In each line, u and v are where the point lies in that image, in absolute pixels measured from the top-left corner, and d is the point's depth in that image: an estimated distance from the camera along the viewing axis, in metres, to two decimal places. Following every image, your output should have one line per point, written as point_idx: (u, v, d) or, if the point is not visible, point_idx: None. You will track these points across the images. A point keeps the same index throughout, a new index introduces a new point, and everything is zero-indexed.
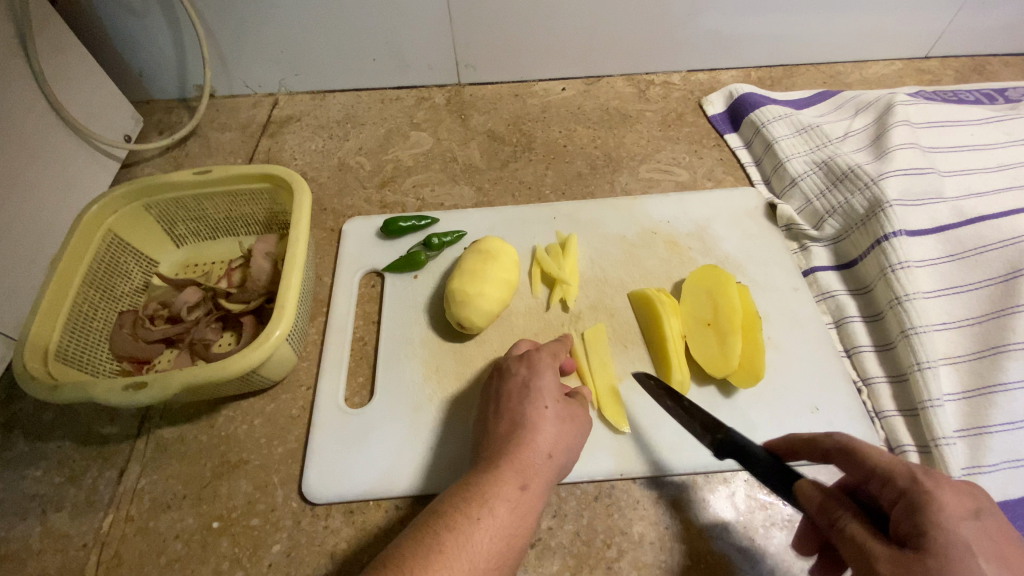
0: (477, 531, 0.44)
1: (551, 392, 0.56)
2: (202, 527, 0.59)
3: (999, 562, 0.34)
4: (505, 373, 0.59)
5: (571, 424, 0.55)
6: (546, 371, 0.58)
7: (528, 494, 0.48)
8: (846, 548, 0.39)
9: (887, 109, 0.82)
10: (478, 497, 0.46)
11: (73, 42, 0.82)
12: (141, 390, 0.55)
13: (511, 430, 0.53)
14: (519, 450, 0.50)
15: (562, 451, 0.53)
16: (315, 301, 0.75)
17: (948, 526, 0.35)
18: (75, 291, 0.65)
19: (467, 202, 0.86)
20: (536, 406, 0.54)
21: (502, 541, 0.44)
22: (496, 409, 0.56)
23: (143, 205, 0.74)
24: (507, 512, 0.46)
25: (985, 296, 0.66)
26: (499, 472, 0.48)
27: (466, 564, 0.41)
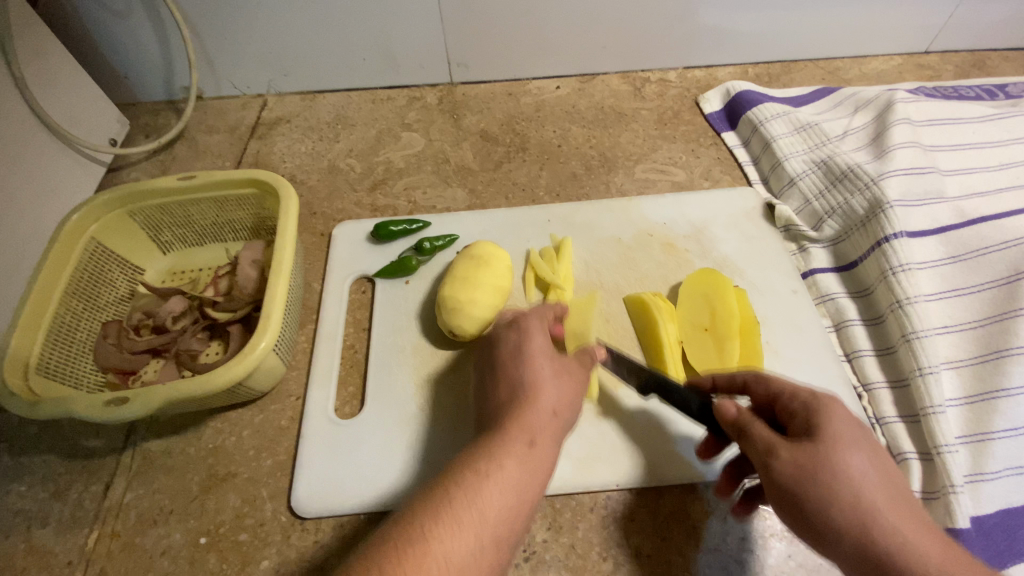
0: (486, 484, 0.41)
1: (546, 352, 0.54)
2: (189, 543, 0.58)
3: (872, 457, 0.42)
4: (496, 341, 0.57)
5: (571, 380, 0.53)
6: (538, 334, 0.56)
7: (538, 451, 0.45)
8: (749, 449, 0.46)
9: (887, 106, 0.80)
10: (485, 454, 0.44)
11: (54, 45, 0.80)
12: (124, 405, 0.53)
13: (512, 396, 0.50)
14: (523, 410, 0.48)
15: (567, 409, 0.51)
16: (304, 308, 0.74)
17: (837, 422, 0.43)
18: (57, 301, 0.64)
19: (459, 204, 0.85)
20: (533, 365, 0.52)
21: (519, 495, 0.42)
22: (494, 376, 0.54)
23: (127, 212, 0.72)
24: (516, 467, 0.43)
25: (987, 298, 0.65)
26: (505, 431, 0.46)
27: (476, 519, 0.39)
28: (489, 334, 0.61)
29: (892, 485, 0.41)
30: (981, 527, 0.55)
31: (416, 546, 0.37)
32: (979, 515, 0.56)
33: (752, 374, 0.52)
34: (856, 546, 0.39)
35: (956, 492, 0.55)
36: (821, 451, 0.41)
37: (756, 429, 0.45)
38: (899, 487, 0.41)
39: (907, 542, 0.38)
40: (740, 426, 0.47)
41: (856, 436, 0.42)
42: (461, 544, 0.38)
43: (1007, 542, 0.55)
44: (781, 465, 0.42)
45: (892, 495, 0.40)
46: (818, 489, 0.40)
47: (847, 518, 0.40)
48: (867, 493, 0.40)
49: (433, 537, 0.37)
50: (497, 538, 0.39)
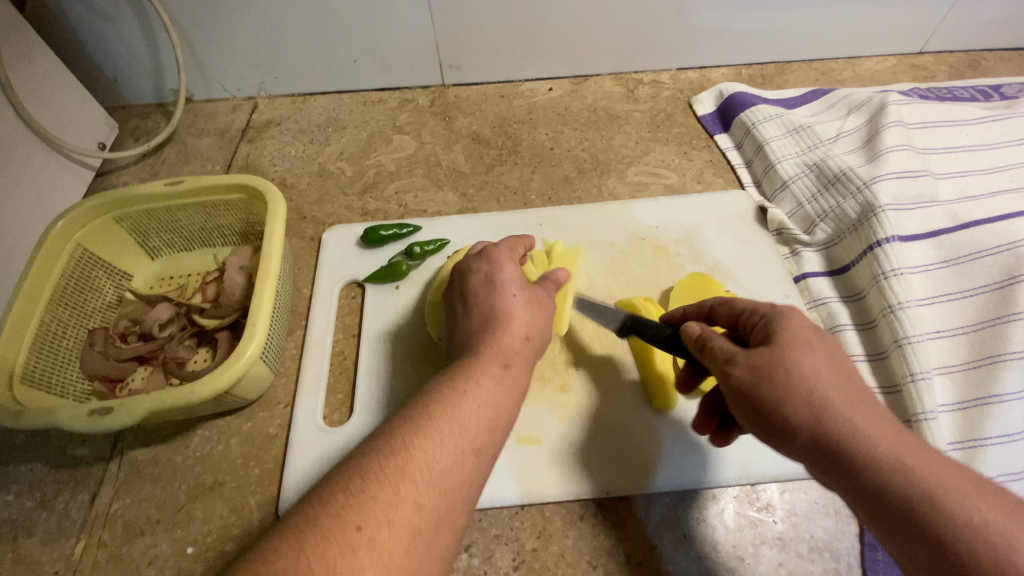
0: (465, 400, 0.43)
1: (517, 279, 0.54)
2: (176, 553, 0.57)
3: (827, 353, 0.42)
4: (466, 272, 0.57)
5: (543, 308, 0.54)
6: (507, 264, 0.56)
7: (512, 371, 0.47)
8: (711, 362, 0.46)
9: (881, 108, 0.79)
10: (460, 375, 0.45)
11: (41, 49, 0.79)
12: (108, 415, 0.53)
13: (485, 322, 0.51)
14: (497, 336, 0.49)
15: (538, 334, 0.52)
16: (293, 314, 0.73)
17: (793, 326, 0.43)
18: (43, 309, 0.63)
19: (451, 208, 0.84)
20: (504, 296, 0.52)
21: (495, 409, 0.44)
22: (465, 306, 0.54)
23: (114, 218, 0.71)
24: (490, 386, 0.45)
25: (980, 303, 0.64)
26: (481, 354, 0.48)
27: (455, 433, 0.41)
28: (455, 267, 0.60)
29: (849, 379, 0.41)
30: None
31: (399, 454, 0.39)
32: None
33: (717, 299, 0.52)
34: (811, 439, 0.40)
35: None
36: (773, 352, 0.42)
37: (715, 341, 0.46)
38: (854, 378, 0.41)
39: (858, 426, 0.38)
40: (701, 342, 0.48)
41: (811, 336, 0.43)
42: (442, 452, 0.40)
43: None
44: (737, 371, 0.43)
45: (847, 387, 0.40)
46: (772, 388, 0.41)
47: (802, 413, 0.40)
48: (822, 389, 0.40)
49: (415, 447, 0.40)
50: (477, 446, 0.42)
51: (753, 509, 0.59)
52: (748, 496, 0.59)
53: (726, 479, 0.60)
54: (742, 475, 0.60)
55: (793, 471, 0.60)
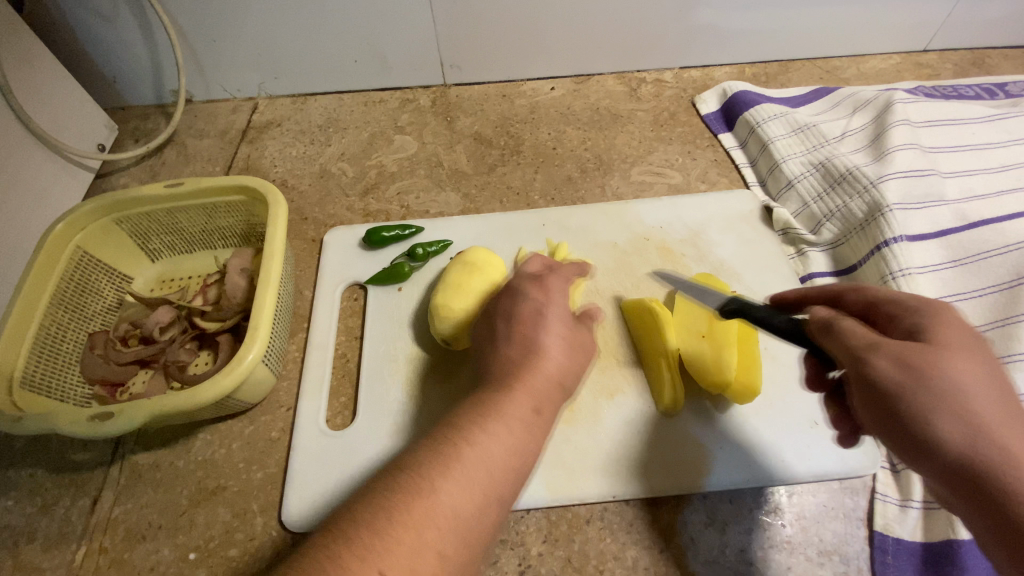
0: (493, 444, 0.43)
1: (562, 318, 0.55)
2: (178, 558, 0.56)
3: (985, 361, 0.40)
4: (514, 291, 0.58)
5: (580, 352, 0.54)
6: (556, 293, 0.57)
7: (540, 418, 0.47)
8: (839, 347, 0.43)
9: (886, 107, 0.79)
10: (494, 415, 0.45)
11: (41, 50, 0.79)
12: (108, 420, 0.52)
13: (524, 352, 0.51)
14: (533, 375, 0.49)
15: (571, 379, 0.52)
16: (295, 316, 0.73)
17: (950, 331, 0.41)
18: (42, 312, 0.62)
19: (453, 209, 0.84)
20: (549, 333, 0.52)
21: (518, 456, 0.44)
22: (505, 330, 0.54)
23: (113, 220, 0.71)
24: (519, 432, 0.45)
25: (989, 303, 0.64)
26: (514, 393, 0.47)
27: (483, 477, 0.41)
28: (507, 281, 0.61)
29: (1004, 393, 0.39)
30: None
31: (424, 494, 0.39)
32: None
33: (849, 287, 0.50)
34: (955, 453, 0.38)
35: None
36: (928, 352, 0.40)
37: (846, 326, 0.43)
38: (1008, 396, 0.39)
39: (1017, 448, 0.36)
40: (826, 326, 0.45)
41: (968, 340, 0.40)
42: (464, 498, 0.40)
43: None
44: (882, 362, 0.40)
45: (1006, 406, 0.38)
46: (925, 391, 0.39)
47: (952, 425, 0.38)
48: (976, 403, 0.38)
49: (443, 489, 0.39)
50: (495, 496, 0.42)
51: (762, 512, 0.58)
52: (756, 499, 0.59)
53: (734, 481, 0.59)
54: (750, 479, 0.59)
55: (800, 473, 0.60)
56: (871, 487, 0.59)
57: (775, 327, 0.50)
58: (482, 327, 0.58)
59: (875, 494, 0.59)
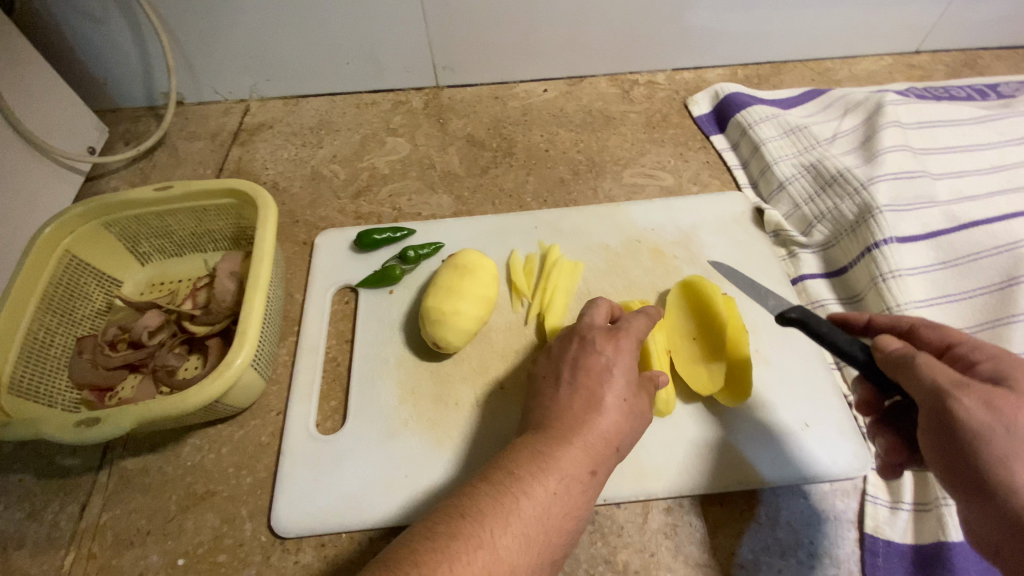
0: (553, 504, 0.45)
1: (629, 380, 0.52)
2: (167, 564, 0.56)
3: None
4: (587, 345, 0.54)
5: (640, 418, 0.52)
6: (627, 357, 0.53)
7: (594, 479, 0.48)
8: (918, 383, 0.41)
9: (877, 109, 0.79)
10: (554, 474, 0.46)
11: (31, 53, 0.78)
12: (95, 426, 0.52)
13: (585, 408, 0.50)
14: (594, 435, 0.48)
15: (627, 442, 0.51)
16: (285, 320, 0.72)
17: None
18: (30, 317, 0.62)
19: (445, 211, 0.83)
20: (615, 395, 0.51)
21: (569, 516, 0.45)
22: (567, 381, 0.52)
23: (103, 223, 0.70)
24: (577, 494, 0.46)
25: (979, 305, 0.64)
26: (572, 451, 0.47)
27: (541, 535, 0.43)
28: (576, 327, 0.58)
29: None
30: None
31: (484, 547, 0.40)
32: None
33: (923, 322, 0.48)
34: None
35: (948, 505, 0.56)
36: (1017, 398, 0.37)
37: (926, 362, 0.40)
38: None
39: None
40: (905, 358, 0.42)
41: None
42: (521, 555, 0.42)
43: None
44: (970, 404, 0.38)
45: None
46: (1018, 437, 0.36)
47: None
48: None
49: (501, 544, 0.41)
50: (544, 554, 0.43)
51: (753, 515, 0.58)
52: (747, 502, 0.59)
53: (726, 483, 0.59)
54: (740, 481, 0.59)
55: (792, 475, 0.59)
56: (861, 489, 0.60)
57: (840, 348, 0.50)
58: (544, 366, 0.56)
59: (865, 496, 0.59)
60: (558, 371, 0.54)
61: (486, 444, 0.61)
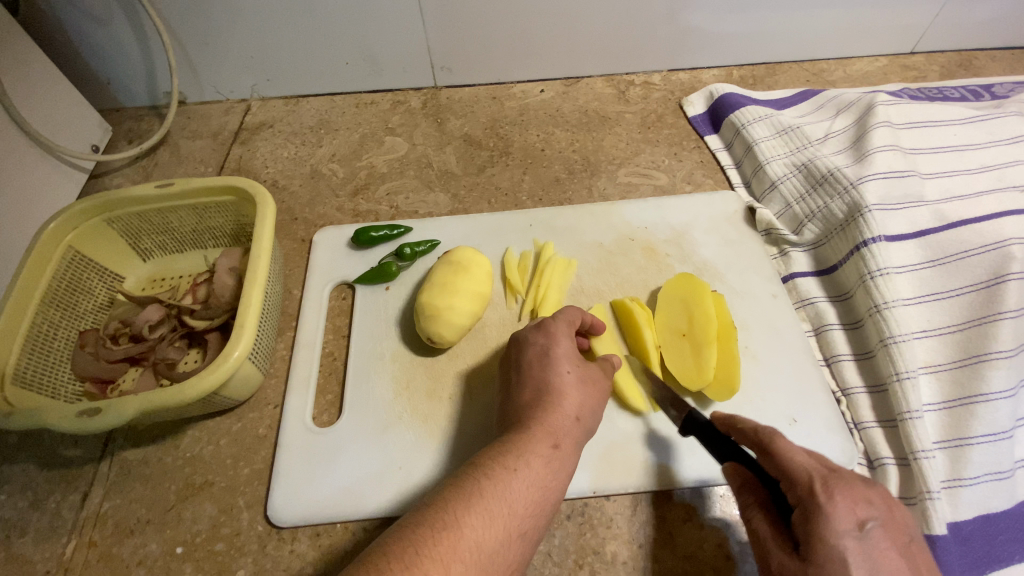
0: (514, 479, 0.46)
1: (572, 357, 0.57)
2: (166, 552, 0.57)
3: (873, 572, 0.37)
4: (523, 342, 0.59)
5: (594, 388, 0.56)
6: (564, 339, 0.58)
7: (560, 451, 0.50)
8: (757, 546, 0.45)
9: (868, 109, 0.80)
10: (513, 451, 0.48)
11: (36, 52, 0.80)
12: (95, 416, 0.53)
13: (537, 393, 0.54)
14: (545, 411, 0.52)
15: (588, 412, 0.54)
16: (284, 315, 0.74)
17: (829, 539, 0.39)
18: (33, 312, 0.63)
19: (442, 209, 0.85)
20: (559, 370, 0.55)
21: (540, 489, 0.47)
22: (519, 375, 0.57)
23: (104, 220, 0.72)
24: (540, 466, 0.48)
25: (966, 303, 0.65)
26: (530, 431, 0.50)
27: (505, 511, 0.44)
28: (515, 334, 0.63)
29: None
30: (960, 534, 0.56)
31: (448, 529, 0.41)
32: (956, 520, 0.57)
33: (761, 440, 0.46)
34: None
35: (933, 498, 0.56)
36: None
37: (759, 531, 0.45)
38: None
39: None
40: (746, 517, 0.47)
41: (853, 555, 0.38)
42: (485, 532, 0.42)
43: (985, 548, 0.56)
44: None
45: None
46: None
47: None
48: None
49: (465, 523, 0.42)
50: (513, 530, 0.44)
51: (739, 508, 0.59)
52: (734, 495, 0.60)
53: (712, 477, 0.60)
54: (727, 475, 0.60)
55: None
56: None
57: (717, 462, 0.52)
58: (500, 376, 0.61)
59: None
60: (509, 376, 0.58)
61: (478, 437, 0.63)
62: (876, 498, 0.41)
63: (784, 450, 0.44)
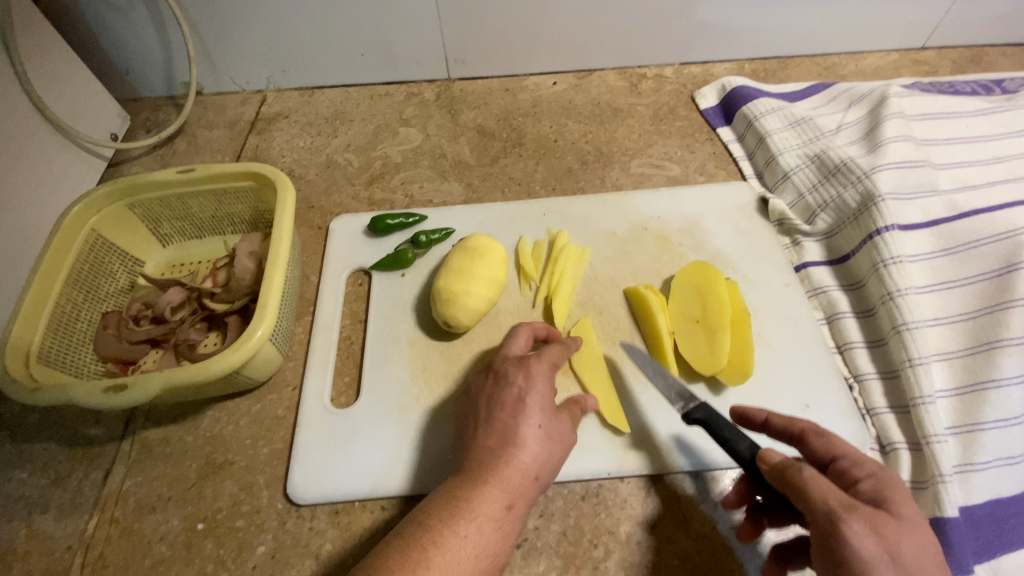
0: (462, 548, 0.42)
1: (544, 407, 0.50)
2: (187, 528, 0.58)
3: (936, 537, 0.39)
4: (500, 378, 0.53)
5: (560, 444, 0.50)
6: (540, 383, 0.52)
7: (512, 513, 0.45)
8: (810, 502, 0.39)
9: (881, 101, 0.80)
10: (466, 515, 0.43)
11: (58, 41, 0.81)
12: (121, 392, 0.54)
13: (500, 445, 0.47)
14: (506, 468, 0.46)
15: (550, 471, 0.49)
16: (301, 300, 0.75)
17: (908, 500, 0.40)
18: (57, 293, 0.64)
19: (456, 198, 0.86)
20: (528, 422, 0.49)
21: (484, 557, 0.43)
22: (479, 419, 0.50)
23: (126, 205, 0.73)
24: (490, 534, 0.44)
25: (979, 291, 0.65)
26: (486, 492, 0.45)
27: None
28: (492, 362, 0.56)
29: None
30: (971, 518, 0.56)
31: None
32: (968, 504, 0.57)
33: (813, 427, 0.48)
34: None
35: (945, 481, 0.56)
36: (895, 525, 0.38)
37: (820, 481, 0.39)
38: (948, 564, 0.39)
39: None
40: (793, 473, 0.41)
41: None
42: None
43: (997, 532, 0.56)
44: (859, 530, 0.37)
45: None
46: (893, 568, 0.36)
47: None
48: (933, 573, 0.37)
49: None
50: None
51: None
52: None
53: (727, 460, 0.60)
54: None
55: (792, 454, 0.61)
56: None
57: (737, 450, 0.50)
58: (464, 406, 0.54)
59: None
60: (473, 412, 0.52)
61: None
62: None
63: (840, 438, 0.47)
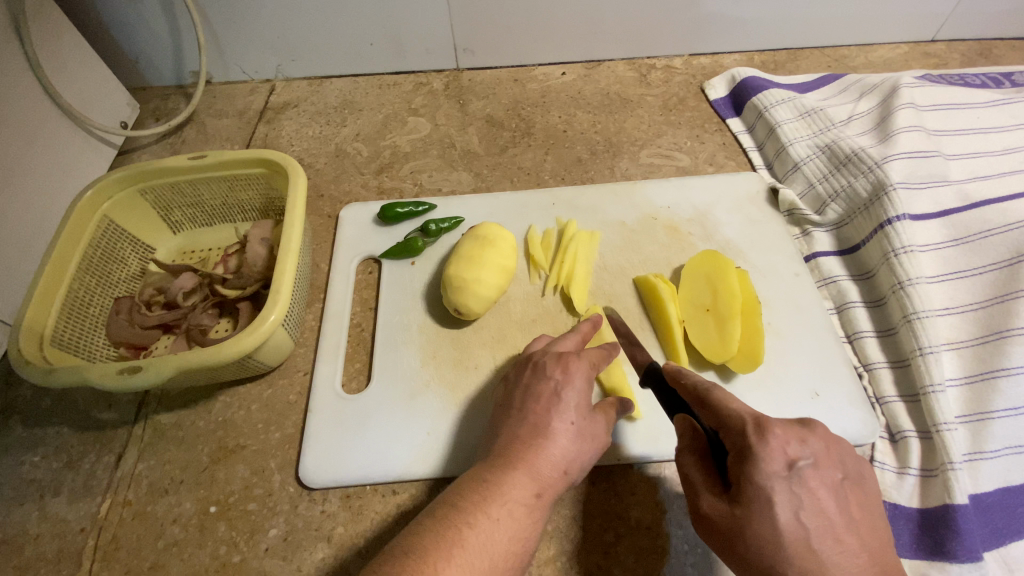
0: (495, 531, 0.42)
1: (580, 405, 0.50)
2: (199, 511, 0.59)
3: (797, 509, 0.40)
4: (538, 370, 0.53)
5: (593, 443, 0.50)
6: (581, 381, 0.51)
7: (541, 501, 0.45)
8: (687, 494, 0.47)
9: (893, 91, 0.80)
10: (496, 498, 0.43)
11: (68, 28, 0.81)
12: (136, 373, 0.54)
13: (532, 434, 0.48)
14: (536, 457, 0.46)
15: (581, 468, 0.49)
16: (312, 287, 0.75)
17: (755, 482, 0.40)
18: (70, 278, 0.65)
19: (464, 187, 0.86)
20: (563, 418, 0.49)
21: (515, 542, 0.42)
22: (507, 412, 0.51)
23: (137, 191, 0.73)
24: (520, 520, 0.43)
25: (989, 281, 0.65)
26: (515, 477, 0.45)
27: (484, 565, 0.40)
28: (531, 357, 0.56)
29: (826, 535, 0.40)
30: (981, 505, 0.56)
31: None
32: (977, 492, 0.57)
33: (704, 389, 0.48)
34: None
35: (954, 469, 0.56)
36: (733, 514, 0.42)
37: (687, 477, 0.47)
38: (822, 523, 0.40)
39: None
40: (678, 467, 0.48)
41: (779, 494, 0.40)
42: None
43: (1006, 520, 0.56)
44: (705, 527, 0.44)
45: (812, 540, 0.39)
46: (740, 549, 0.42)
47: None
48: (776, 551, 0.40)
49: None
50: None
51: None
52: None
53: None
54: None
55: None
56: (869, 455, 0.61)
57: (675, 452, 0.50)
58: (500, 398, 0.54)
59: (873, 462, 0.61)
60: (508, 403, 0.52)
61: None
62: (810, 438, 0.41)
63: (721, 401, 0.45)
